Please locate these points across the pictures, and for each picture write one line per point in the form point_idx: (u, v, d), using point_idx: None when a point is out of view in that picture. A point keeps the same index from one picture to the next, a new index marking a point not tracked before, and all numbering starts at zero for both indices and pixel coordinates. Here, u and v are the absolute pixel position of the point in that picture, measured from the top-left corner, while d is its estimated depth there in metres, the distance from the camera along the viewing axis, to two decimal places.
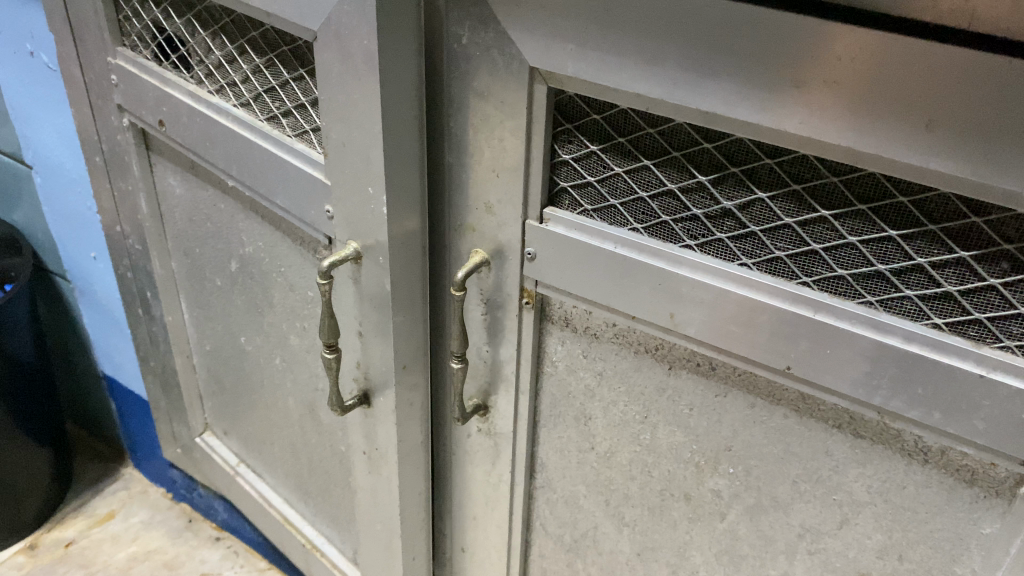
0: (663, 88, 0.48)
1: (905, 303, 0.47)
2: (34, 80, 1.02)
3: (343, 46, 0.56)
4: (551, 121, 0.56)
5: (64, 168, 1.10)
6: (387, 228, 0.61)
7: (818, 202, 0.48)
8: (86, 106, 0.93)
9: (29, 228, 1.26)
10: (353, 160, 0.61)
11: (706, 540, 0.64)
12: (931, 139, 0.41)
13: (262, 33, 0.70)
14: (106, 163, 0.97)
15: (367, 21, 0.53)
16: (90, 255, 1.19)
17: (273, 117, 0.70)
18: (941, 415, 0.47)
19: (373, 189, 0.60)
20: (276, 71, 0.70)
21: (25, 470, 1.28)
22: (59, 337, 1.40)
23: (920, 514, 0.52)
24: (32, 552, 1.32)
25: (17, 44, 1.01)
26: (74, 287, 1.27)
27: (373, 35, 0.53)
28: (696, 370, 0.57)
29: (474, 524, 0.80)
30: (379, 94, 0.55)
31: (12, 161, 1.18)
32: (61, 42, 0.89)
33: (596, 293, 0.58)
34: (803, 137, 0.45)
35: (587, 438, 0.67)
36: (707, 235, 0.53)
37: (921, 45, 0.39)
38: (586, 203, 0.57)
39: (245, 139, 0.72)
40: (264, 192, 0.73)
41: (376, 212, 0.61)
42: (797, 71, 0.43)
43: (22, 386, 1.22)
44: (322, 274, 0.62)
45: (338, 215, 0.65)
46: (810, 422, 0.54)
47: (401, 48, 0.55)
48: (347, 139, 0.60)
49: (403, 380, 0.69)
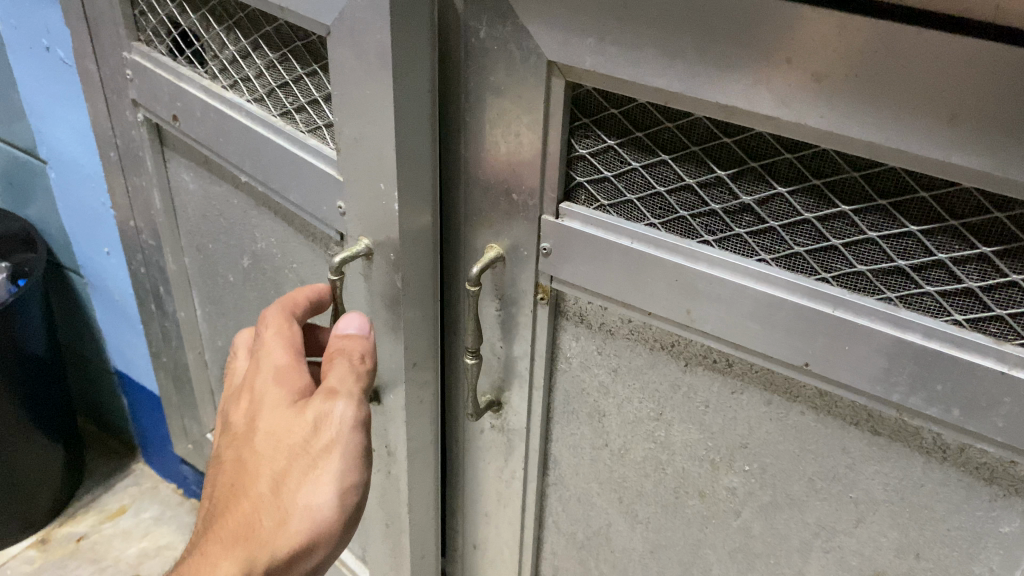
0: (682, 82, 0.48)
1: (925, 299, 0.47)
2: (49, 73, 1.03)
3: (356, 40, 0.56)
4: (568, 115, 0.55)
5: (78, 163, 1.10)
6: (399, 225, 0.61)
7: (838, 197, 0.48)
8: (100, 101, 0.93)
9: (42, 223, 1.27)
10: (366, 156, 0.61)
11: (719, 539, 0.64)
12: (953, 133, 0.41)
13: (276, 28, 0.70)
14: (121, 158, 0.97)
15: (381, 15, 0.53)
16: (103, 250, 1.19)
17: (286, 112, 0.71)
18: (960, 412, 0.47)
19: (384, 185, 0.60)
20: (289, 66, 0.70)
21: (39, 465, 1.29)
22: (73, 332, 1.40)
23: (937, 512, 0.52)
24: (44, 545, 1.34)
25: (32, 38, 1.01)
26: (87, 282, 1.28)
27: (387, 29, 0.53)
28: (712, 366, 0.57)
29: (487, 520, 0.80)
30: (392, 89, 0.55)
31: (26, 156, 1.19)
32: (77, 36, 0.90)
33: (611, 289, 0.57)
34: (824, 131, 0.45)
35: (601, 435, 0.67)
36: (726, 230, 0.52)
37: (945, 39, 0.39)
38: (603, 198, 0.57)
39: (257, 134, 0.72)
40: (277, 187, 0.73)
41: (387, 209, 0.61)
42: (818, 64, 0.43)
43: (35, 380, 1.22)
44: (333, 271, 0.62)
45: (349, 212, 0.65)
46: (827, 419, 0.54)
47: (415, 42, 0.55)
48: (359, 135, 0.60)
49: (412, 378, 0.69)
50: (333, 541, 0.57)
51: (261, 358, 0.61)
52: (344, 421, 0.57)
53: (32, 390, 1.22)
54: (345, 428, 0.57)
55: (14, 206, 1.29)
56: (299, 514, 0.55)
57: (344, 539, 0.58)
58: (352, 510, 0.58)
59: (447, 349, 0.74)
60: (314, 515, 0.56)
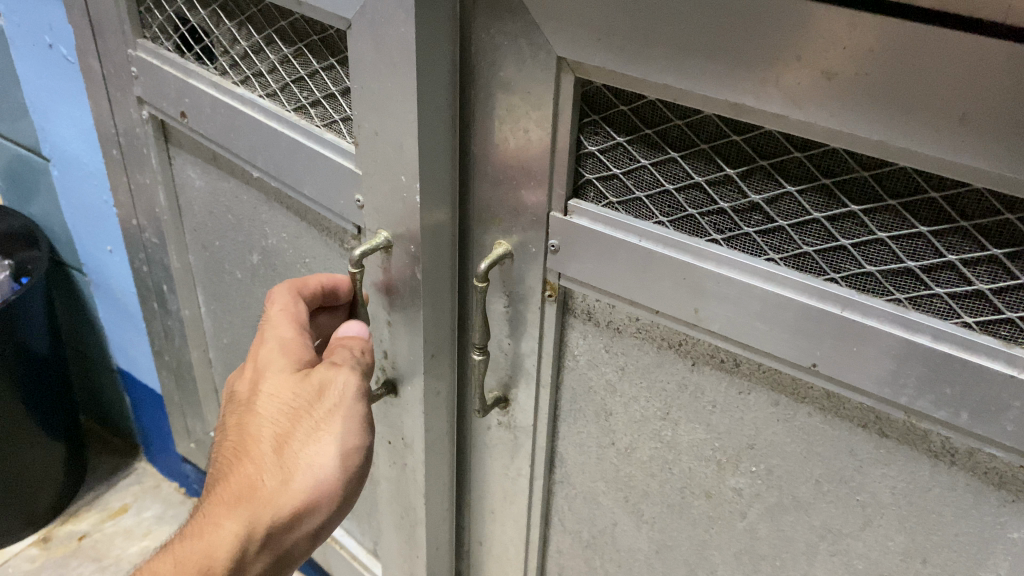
0: (692, 79, 0.47)
1: (934, 301, 0.47)
2: (52, 72, 1.04)
3: (376, 32, 0.56)
4: (578, 112, 0.55)
5: (81, 162, 1.11)
6: (418, 216, 0.61)
7: (848, 197, 0.48)
8: (103, 99, 0.94)
9: (46, 221, 1.28)
10: (384, 149, 0.61)
11: (725, 540, 0.64)
12: (964, 133, 0.40)
13: (290, 23, 0.70)
14: (123, 155, 0.98)
15: (403, 7, 0.53)
16: (105, 248, 1.20)
17: (301, 107, 0.71)
18: (969, 416, 0.46)
19: (405, 178, 0.60)
20: (304, 61, 0.70)
21: (39, 463, 1.30)
22: (74, 329, 1.41)
23: (945, 516, 0.52)
24: (46, 544, 1.35)
25: (36, 37, 1.02)
26: (89, 280, 1.29)
27: (409, 21, 0.53)
28: (719, 366, 0.57)
29: (492, 518, 0.80)
30: (414, 81, 0.55)
31: (29, 155, 1.20)
32: (80, 35, 0.90)
33: (619, 287, 0.57)
34: (834, 130, 0.44)
35: (608, 434, 0.67)
36: (735, 229, 0.52)
37: (956, 37, 0.39)
38: (612, 195, 0.57)
39: (272, 129, 0.72)
40: (290, 182, 0.73)
41: (407, 201, 0.61)
42: (829, 62, 0.42)
43: (37, 378, 1.23)
44: (354, 262, 0.62)
45: (367, 205, 0.65)
46: (834, 420, 0.53)
47: (434, 33, 0.55)
48: (376, 128, 0.60)
49: (429, 370, 0.69)
50: (335, 498, 0.59)
51: (266, 331, 0.64)
52: (348, 388, 0.60)
53: (33, 387, 1.23)
54: (347, 392, 0.59)
55: (17, 204, 1.30)
56: (302, 471, 0.58)
57: (348, 498, 0.60)
58: (355, 475, 0.60)
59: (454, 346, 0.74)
60: (316, 473, 0.58)
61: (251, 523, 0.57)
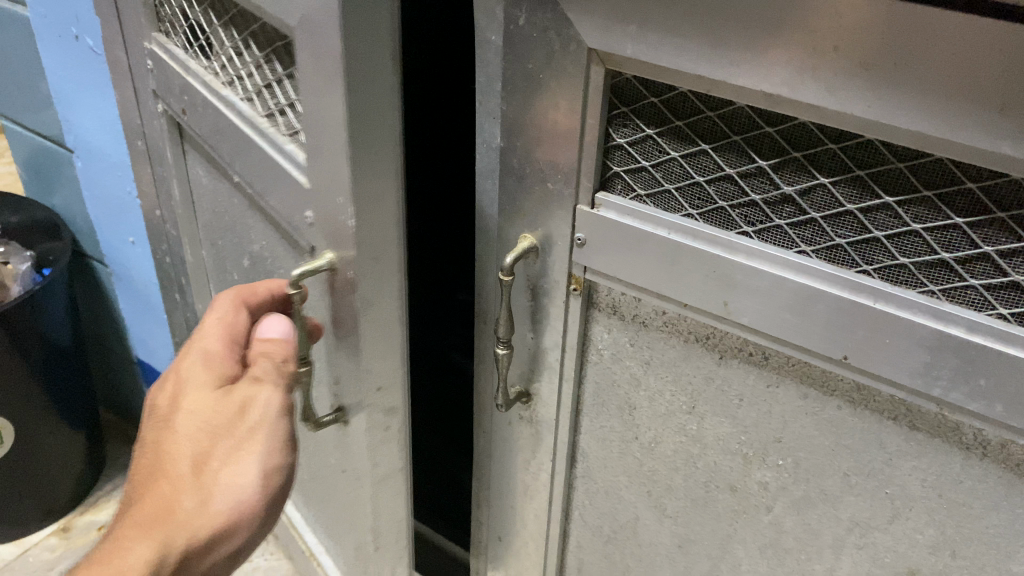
0: (726, 69, 0.47)
1: (969, 293, 0.47)
2: (77, 62, 1.03)
3: (316, 46, 0.55)
4: (607, 104, 0.55)
5: (104, 153, 1.11)
6: (355, 243, 0.59)
7: (882, 189, 0.47)
8: (131, 89, 0.95)
9: (68, 212, 1.28)
10: (328, 168, 0.59)
11: (750, 534, 0.63)
12: (1005, 124, 0.40)
13: (265, 28, 0.69)
14: (148, 148, 0.99)
15: (333, 20, 0.51)
16: (127, 240, 1.19)
17: (269, 114, 0.69)
18: (1003, 407, 0.46)
19: (342, 200, 0.58)
20: (275, 68, 0.69)
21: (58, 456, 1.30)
22: (94, 321, 1.41)
23: (975, 509, 0.52)
24: (66, 533, 1.35)
25: (62, 27, 1.02)
26: (111, 271, 1.29)
27: (338, 32, 0.51)
28: (747, 359, 0.57)
29: (512, 512, 0.80)
30: (346, 99, 0.53)
31: (55, 145, 1.20)
32: (109, 25, 0.91)
33: (646, 279, 0.57)
34: (870, 120, 0.44)
35: (631, 428, 0.67)
36: (766, 221, 0.52)
37: (999, 27, 0.38)
38: (640, 187, 0.56)
39: (243, 134, 0.71)
40: (260, 189, 0.72)
41: (346, 225, 0.59)
42: (867, 52, 0.42)
43: (59, 371, 1.23)
44: (292, 284, 0.61)
45: (317, 224, 0.64)
46: (864, 413, 0.53)
47: (374, 45, 0.53)
48: (320, 147, 0.59)
49: (376, 403, 0.68)
50: (253, 518, 0.61)
51: (199, 344, 0.66)
52: (272, 405, 0.62)
53: (55, 381, 1.23)
54: (268, 410, 0.62)
55: (42, 194, 1.31)
56: (223, 491, 0.60)
57: (263, 521, 0.63)
58: (275, 494, 0.62)
59: (476, 341, 0.73)
60: (236, 493, 0.60)
61: (164, 547, 0.58)
